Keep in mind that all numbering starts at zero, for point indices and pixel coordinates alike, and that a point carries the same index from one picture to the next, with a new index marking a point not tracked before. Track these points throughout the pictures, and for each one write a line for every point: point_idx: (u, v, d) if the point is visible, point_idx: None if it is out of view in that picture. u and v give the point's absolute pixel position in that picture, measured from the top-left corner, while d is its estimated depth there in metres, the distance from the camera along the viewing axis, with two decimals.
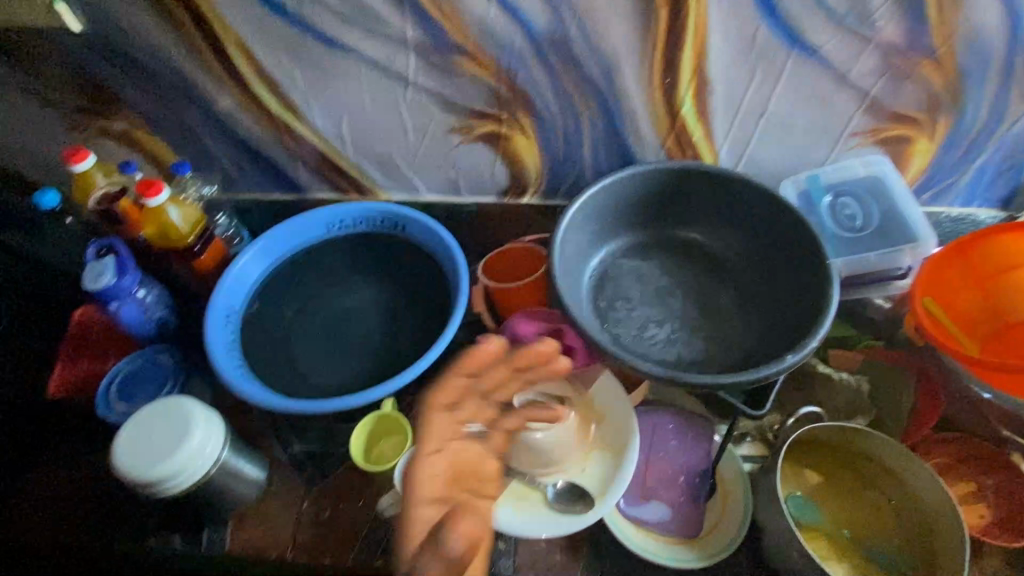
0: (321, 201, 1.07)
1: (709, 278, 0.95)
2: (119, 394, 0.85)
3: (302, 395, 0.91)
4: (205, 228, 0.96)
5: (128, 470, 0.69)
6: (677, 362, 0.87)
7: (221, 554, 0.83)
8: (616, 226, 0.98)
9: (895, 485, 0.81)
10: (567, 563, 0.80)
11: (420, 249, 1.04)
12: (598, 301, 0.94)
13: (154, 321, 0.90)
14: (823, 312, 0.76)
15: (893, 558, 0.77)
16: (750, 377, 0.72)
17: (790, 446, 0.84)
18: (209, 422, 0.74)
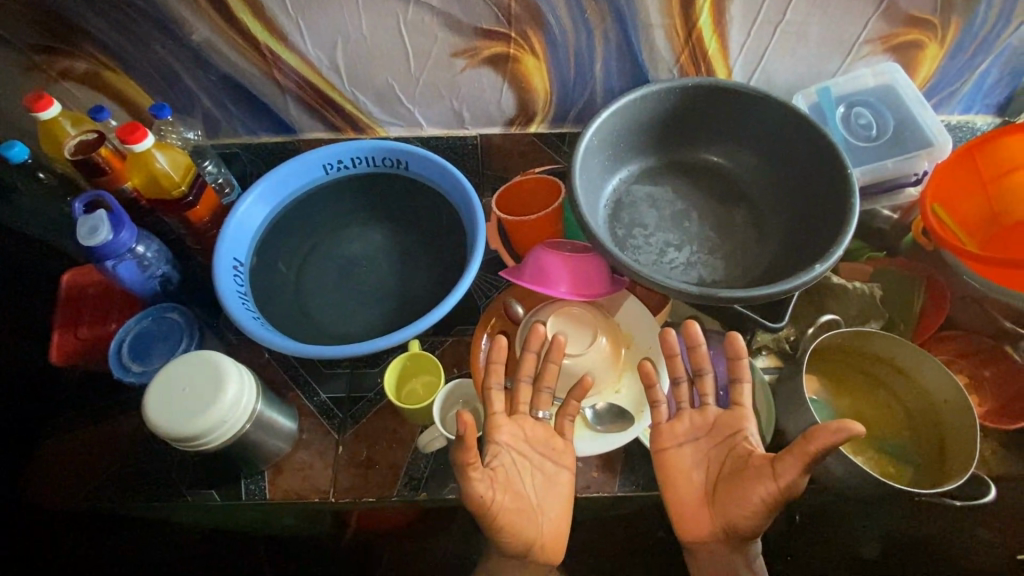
0: (315, 141, 1.01)
1: (724, 199, 0.95)
2: (132, 355, 0.81)
3: (324, 342, 0.89)
4: (197, 174, 0.89)
5: (164, 428, 0.67)
6: (699, 282, 0.88)
7: (263, 503, 0.84)
8: (628, 151, 0.96)
9: (903, 381, 0.87)
10: (603, 479, 0.83)
11: (427, 186, 1.00)
12: (615, 229, 0.93)
13: (158, 278, 0.85)
14: (846, 221, 0.77)
15: (906, 448, 0.84)
16: (782, 289, 0.73)
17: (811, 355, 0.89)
18: (243, 377, 0.71)
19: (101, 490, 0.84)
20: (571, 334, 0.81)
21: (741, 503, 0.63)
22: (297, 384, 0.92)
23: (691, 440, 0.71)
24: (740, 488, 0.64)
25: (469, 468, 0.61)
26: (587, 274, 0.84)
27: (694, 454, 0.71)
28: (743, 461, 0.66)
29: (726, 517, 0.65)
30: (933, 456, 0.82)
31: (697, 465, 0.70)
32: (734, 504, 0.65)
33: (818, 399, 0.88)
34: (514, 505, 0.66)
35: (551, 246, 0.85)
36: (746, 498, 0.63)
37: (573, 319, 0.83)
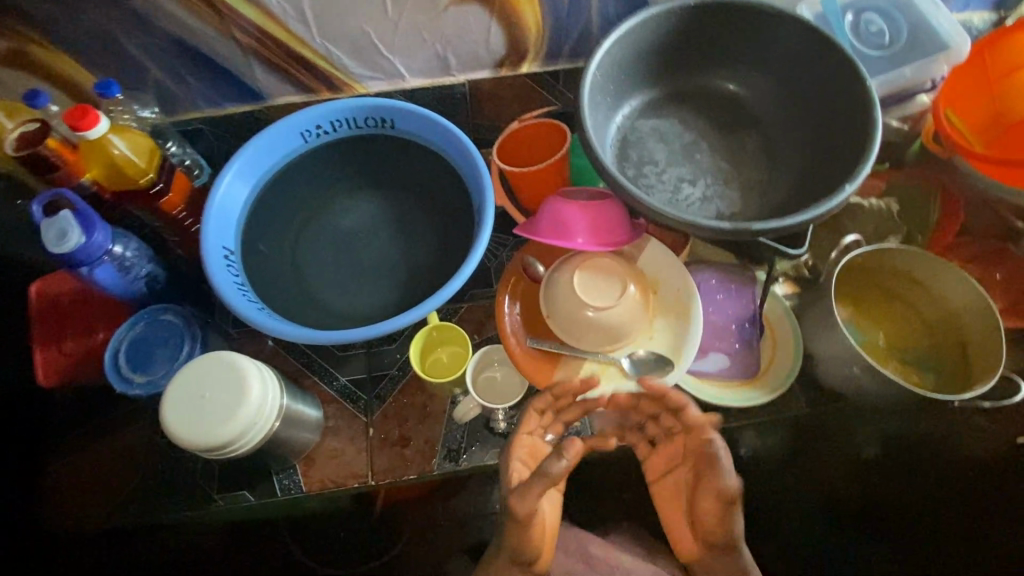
0: (287, 107, 0.91)
1: (732, 125, 0.91)
2: (132, 365, 0.75)
3: (337, 324, 0.84)
4: (163, 157, 0.79)
5: (192, 439, 0.62)
6: (718, 217, 0.85)
7: (300, 496, 0.81)
8: (631, 84, 0.90)
9: (922, 292, 0.87)
10: None
11: (418, 143, 0.93)
12: (626, 169, 0.88)
13: (143, 278, 0.77)
14: (870, 135, 0.75)
15: (927, 355, 0.86)
16: (816, 213, 0.71)
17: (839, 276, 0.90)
18: (264, 375, 0.67)
19: (123, 509, 0.80)
20: (598, 289, 0.77)
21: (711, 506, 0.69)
22: (314, 371, 0.87)
23: (671, 470, 0.79)
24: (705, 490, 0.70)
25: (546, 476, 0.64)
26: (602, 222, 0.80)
27: (676, 480, 0.78)
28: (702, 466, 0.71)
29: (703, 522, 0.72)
30: (954, 362, 0.85)
31: (680, 492, 0.78)
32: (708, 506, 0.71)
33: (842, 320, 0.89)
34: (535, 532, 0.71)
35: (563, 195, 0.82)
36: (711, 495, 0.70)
37: (596, 273, 0.78)
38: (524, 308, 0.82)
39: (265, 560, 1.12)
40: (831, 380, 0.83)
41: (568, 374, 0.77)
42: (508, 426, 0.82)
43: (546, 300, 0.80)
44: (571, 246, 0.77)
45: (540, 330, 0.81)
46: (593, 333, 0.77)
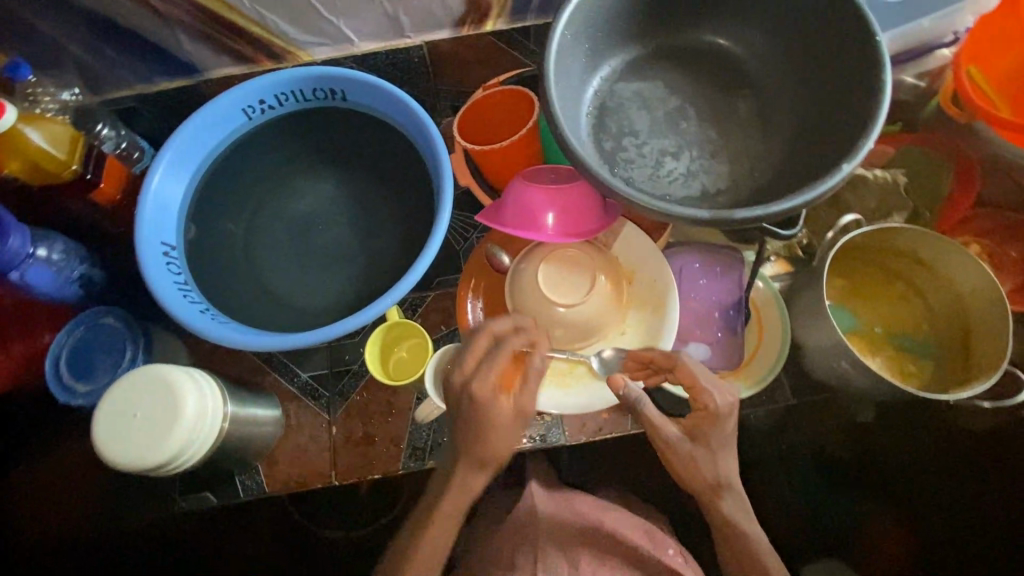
0: (226, 80, 0.82)
1: (724, 88, 0.81)
2: (74, 373, 0.71)
3: (291, 321, 0.79)
4: (86, 144, 0.72)
5: (127, 460, 0.59)
6: (703, 195, 0.77)
7: (263, 496, 0.79)
8: (609, 42, 0.79)
9: (926, 273, 0.80)
10: (617, 419, 0.79)
11: (373, 117, 0.84)
12: (602, 141, 0.79)
13: (77, 280, 0.73)
14: (877, 102, 0.65)
15: (923, 341, 0.80)
16: (808, 198, 0.62)
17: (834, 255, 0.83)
18: (201, 389, 0.62)
19: None
20: (569, 283, 0.71)
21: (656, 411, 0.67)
22: (274, 367, 0.83)
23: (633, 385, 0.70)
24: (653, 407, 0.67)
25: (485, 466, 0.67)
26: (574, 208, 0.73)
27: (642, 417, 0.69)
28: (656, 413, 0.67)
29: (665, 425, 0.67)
30: (954, 349, 0.78)
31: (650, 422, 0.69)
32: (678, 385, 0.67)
33: (832, 304, 0.83)
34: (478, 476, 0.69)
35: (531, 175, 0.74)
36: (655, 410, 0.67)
37: (564, 263, 0.72)
38: (488, 305, 0.77)
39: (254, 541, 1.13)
40: (819, 372, 0.77)
41: None
42: None
43: (511, 295, 0.74)
44: (537, 236, 0.70)
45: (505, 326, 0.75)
46: (560, 331, 0.72)
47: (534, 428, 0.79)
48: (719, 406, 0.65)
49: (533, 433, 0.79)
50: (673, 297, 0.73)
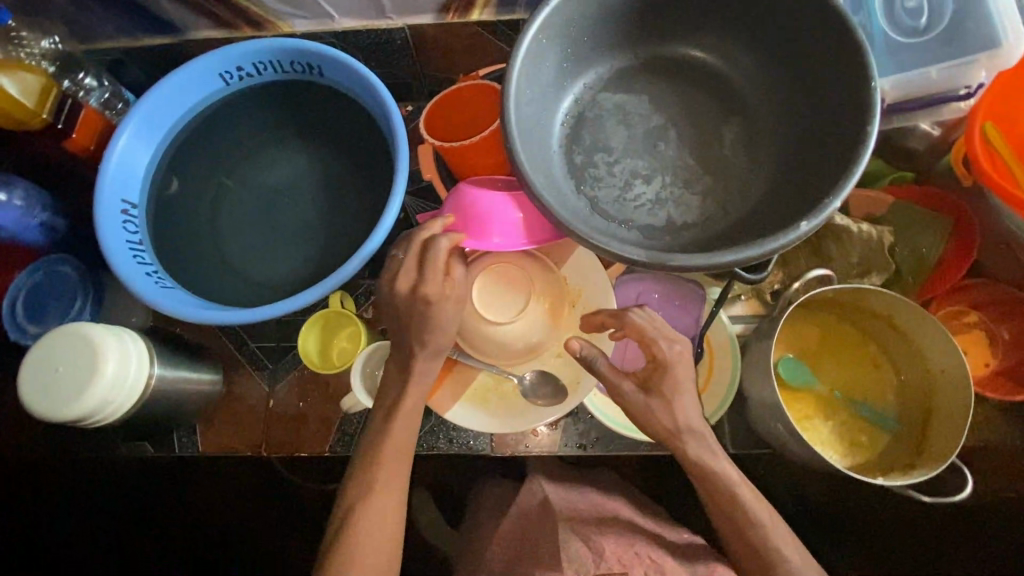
0: (207, 42, 0.82)
1: (712, 112, 0.75)
2: (28, 314, 0.75)
3: (239, 293, 0.80)
4: (58, 95, 0.74)
5: (44, 410, 0.61)
6: (666, 226, 0.72)
7: (197, 455, 0.83)
8: (594, 48, 0.74)
9: (899, 342, 0.74)
10: (544, 439, 0.79)
11: (348, 97, 0.82)
12: (573, 154, 0.75)
13: (39, 227, 0.75)
14: (857, 154, 0.59)
15: (884, 412, 0.74)
16: (755, 253, 0.57)
17: (803, 305, 0.77)
18: (124, 342, 0.65)
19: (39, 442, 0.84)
20: (503, 301, 0.72)
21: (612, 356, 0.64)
22: (225, 333, 0.85)
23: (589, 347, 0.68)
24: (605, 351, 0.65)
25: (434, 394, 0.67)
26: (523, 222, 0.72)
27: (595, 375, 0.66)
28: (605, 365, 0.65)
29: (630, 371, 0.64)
30: (914, 426, 0.73)
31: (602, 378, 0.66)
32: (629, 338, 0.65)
33: (793, 359, 0.77)
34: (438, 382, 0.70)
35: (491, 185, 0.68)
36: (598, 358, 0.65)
37: (501, 287, 0.72)
38: None
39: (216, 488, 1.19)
40: (761, 428, 0.73)
41: (451, 388, 0.72)
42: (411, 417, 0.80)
43: None
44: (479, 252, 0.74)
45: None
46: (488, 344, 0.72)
47: (460, 435, 0.79)
48: (666, 352, 0.63)
49: (459, 437, 0.79)
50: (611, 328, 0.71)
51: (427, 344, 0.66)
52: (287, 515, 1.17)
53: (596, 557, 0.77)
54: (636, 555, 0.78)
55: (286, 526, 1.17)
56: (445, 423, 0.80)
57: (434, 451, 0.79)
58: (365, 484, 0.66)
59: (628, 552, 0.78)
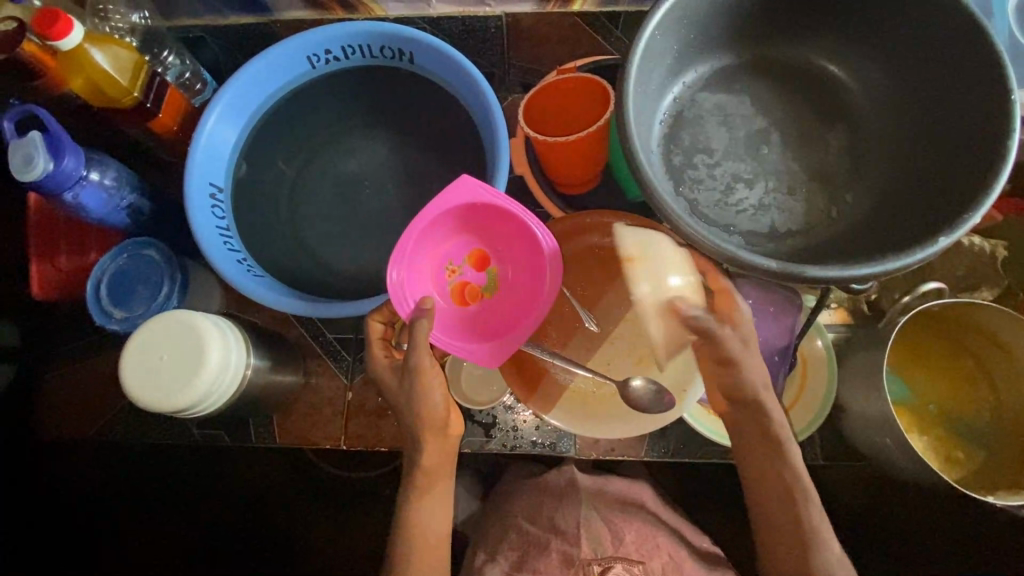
0: (295, 23, 0.79)
1: (819, 115, 0.73)
2: (112, 298, 0.74)
3: (319, 285, 0.77)
4: (149, 72, 0.72)
5: (151, 400, 0.62)
6: (770, 232, 0.70)
7: (273, 445, 0.81)
8: (702, 45, 0.72)
9: (1002, 359, 0.72)
10: (630, 443, 0.78)
11: (434, 84, 0.79)
12: (671, 154, 0.73)
13: (125, 209, 0.75)
14: (997, 166, 0.56)
15: (978, 428, 0.74)
16: (888, 270, 0.54)
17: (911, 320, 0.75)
18: (221, 328, 0.65)
19: (106, 426, 0.82)
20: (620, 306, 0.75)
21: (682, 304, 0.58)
22: (300, 322, 0.83)
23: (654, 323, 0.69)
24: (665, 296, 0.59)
25: (438, 433, 0.68)
26: (521, 279, 0.68)
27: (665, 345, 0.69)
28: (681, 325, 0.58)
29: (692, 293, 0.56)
30: (1014, 445, 0.72)
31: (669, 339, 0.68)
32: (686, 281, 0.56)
33: (889, 372, 0.77)
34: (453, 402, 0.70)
35: (442, 289, 0.69)
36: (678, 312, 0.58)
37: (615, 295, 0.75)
38: None
39: (258, 475, 1.16)
40: (857, 442, 0.72)
41: (550, 394, 0.74)
42: (492, 416, 0.79)
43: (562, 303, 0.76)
44: (520, 339, 0.66)
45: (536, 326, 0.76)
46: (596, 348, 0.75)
47: (544, 435, 0.78)
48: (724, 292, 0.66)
49: (543, 438, 0.78)
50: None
51: (421, 415, 0.66)
52: (328, 500, 1.17)
53: (614, 540, 0.77)
54: (657, 548, 0.78)
55: (325, 511, 1.17)
56: (528, 422, 0.79)
57: (517, 450, 0.78)
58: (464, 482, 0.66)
59: (650, 542, 0.78)
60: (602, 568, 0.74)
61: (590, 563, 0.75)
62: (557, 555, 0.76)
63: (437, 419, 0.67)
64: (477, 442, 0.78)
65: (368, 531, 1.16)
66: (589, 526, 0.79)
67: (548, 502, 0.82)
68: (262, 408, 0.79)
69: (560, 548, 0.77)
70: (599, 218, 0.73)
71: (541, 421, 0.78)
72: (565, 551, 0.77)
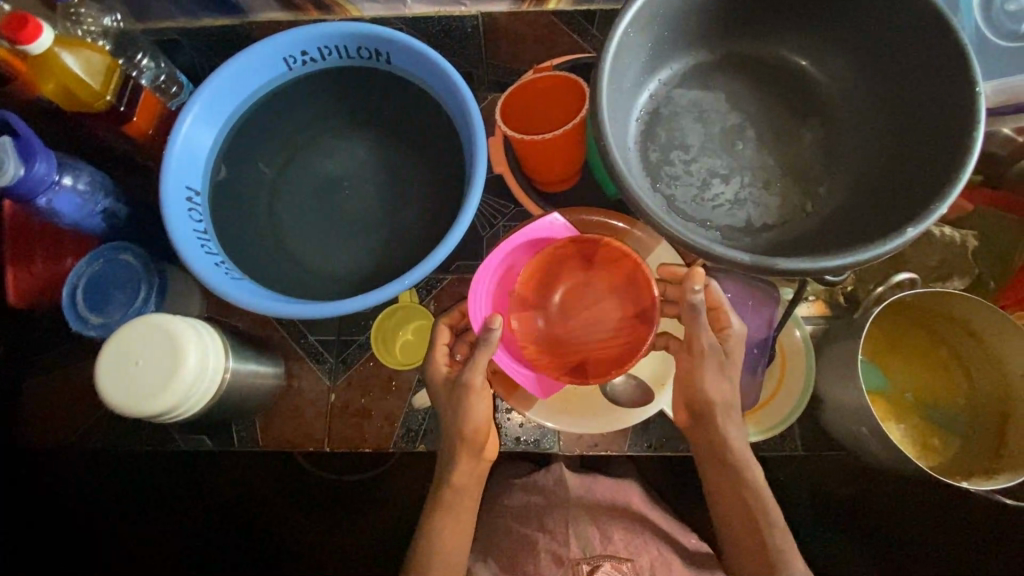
0: (270, 24, 0.79)
1: (792, 109, 0.74)
2: (88, 304, 0.73)
3: (299, 287, 0.76)
4: (122, 76, 0.72)
5: (127, 405, 0.62)
6: (746, 227, 0.71)
7: (256, 449, 0.81)
8: (676, 42, 0.73)
9: (974, 347, 0.74)
10: (613, 438, 0.78)
11: (412, 84, 0.79)
12: (648, 151, 0.73)
13: (100, 213, 0.74)
14: (961, 157, 0.57)
15: (953, 416, 0.75)
16: (858, 261, 0.55)
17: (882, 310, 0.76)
18: (198, 331, 0.65)
19: (87, 433, 0.81)
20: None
21: (605, 308, 0.65)
22: (282, 324, 0.83)
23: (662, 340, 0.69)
24: (575, 317, 0.66)
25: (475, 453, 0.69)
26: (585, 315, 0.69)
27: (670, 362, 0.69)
28: (612, 326, 0.65)
29: (623, 280, 0.65)
30: (988, 432, 0.73)
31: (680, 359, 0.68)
32: (617, 267, 0.65)
33: (865, 361, 0.78)
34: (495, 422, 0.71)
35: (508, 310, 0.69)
36: (597, 318, 0.66)
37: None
38: None
39: (246, 480, 1.16)
40: (835, 432, 0.74)
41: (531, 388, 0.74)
42: None
43: None
44: None
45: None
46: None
47: (527, 433, 0.79)
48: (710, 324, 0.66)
49: (526, 436, 0.79)
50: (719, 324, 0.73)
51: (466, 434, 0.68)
52: (318, 503, 1.16)
53: (603, 540, 0.77)
54: (646, 544, 0.79)
55: (313, 516, 1.16)
56: (511, 420, 0.79)
57: (501, 448, 0.79)
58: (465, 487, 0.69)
59: (637, 540, 0.79)
60: (591, 567, 0.73)
61: (579, 562, 0.74)
62: (546, 555, 0.76)
63: (478, 436, 0.68)
64: None
65: (358, 536, 1.16)
66: (575, 526, 0.79)
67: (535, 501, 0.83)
68: (244, 413, 0.78)
69: (549, 548, 0.77)
70: (576, 216, 0.76)
71: (525, 419, 0.78)
72: (553, 551, 0.76)
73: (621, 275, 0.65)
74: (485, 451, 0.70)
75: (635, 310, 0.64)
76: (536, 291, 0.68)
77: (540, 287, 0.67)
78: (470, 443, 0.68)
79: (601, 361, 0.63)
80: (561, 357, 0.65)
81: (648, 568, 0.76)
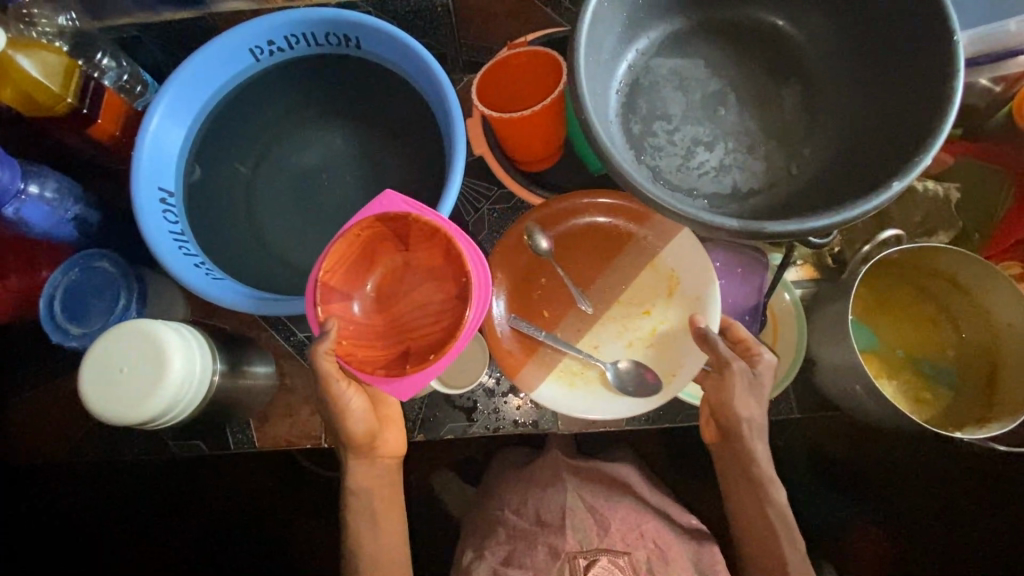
0: (233, 15, 0.76)
1: (772, 72, 0.73)
2: (67, 315, 0.72)
3: (282, 286, 0.75)
4: (82, 74, 0.70)
5: (115, 416, 0.61)
6: (732, 193, 0.70)
7: (252, 450, 0.80)
8: (650, 10, 0.71)
9: (960, 298, 0.74)
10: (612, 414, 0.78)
11: (384, 69, 0.77)
12: (630, 122, 0.72)
13: (72, 219, 0.73)
14: (943, 108, 0.57)
15: (944, 369, 0.76)
16: (838, 220, 0.55)
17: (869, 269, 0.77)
18: (181, 334, 0.64)
19: (77, 447, 0.80)
20: (618, 286, 0.76)
21: (425, 292, 0.61)
22: (270, 323, 0.81)
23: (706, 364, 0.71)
24: (391, 304, 0.62)
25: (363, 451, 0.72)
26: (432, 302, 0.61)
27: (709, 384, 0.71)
28: (429, 311, 0.61)
29: (443, 260, 0.61)
30: (978, 383, 0.74)
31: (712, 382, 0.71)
32: (432, 246, 0.60)
33: (856, 322, 0.78)
34: (386, 413, 0.74)
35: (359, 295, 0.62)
36: (416, 304, 0.61)
37: (618, 273, 0.76)
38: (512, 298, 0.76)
39: (245, 482, 1.15)
40: (830, 393, 0.74)
41: (538, 366, 0.74)
42: (473, 402, 0.78)
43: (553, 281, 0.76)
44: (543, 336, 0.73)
45: (527, 304, 0.76)
46: (588, 327, 0.76)
47: (526, 415, 0.78)
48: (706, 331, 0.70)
49: (525, 418, 0.78)
50: (716, 312, 0.72)
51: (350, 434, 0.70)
52: (320, 501, 1.16)
53: (600, 531, 0.77)
54: (641, 536, 0.78)
55: (317, 515, 1.16)
56: (509, 403, 0.78)
57: (500, 432, 0.78)
58: (372, 493, 0.74)
59: (633, 533, 0.78)
60: (587, 562, 0.73)
61: (576, 556, 0.74)
62: (545, 549, 0.76)
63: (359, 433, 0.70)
64: (460, 428, 0.78)
65: None
66: (574, 515, 0.78)
67: (536, 486, 0.83)
68: (237, 416, 0.77)
69: (548, 542, 0.76)
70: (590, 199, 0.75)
71: (522, 402, 0.78)
72: (551, 545, 0.76)
73: (438, 255, 0.61)
74: (380, 448, 0.73)
75: (456, 289, 0.60)
76: (351, 274, 0.61)
77: (348, 275, 0.60)
78: (367, 434, 0.70)
79: (421, 351, 0.58)
80: (371, 352, 0.60)
81: (644, 562, 0.75)
